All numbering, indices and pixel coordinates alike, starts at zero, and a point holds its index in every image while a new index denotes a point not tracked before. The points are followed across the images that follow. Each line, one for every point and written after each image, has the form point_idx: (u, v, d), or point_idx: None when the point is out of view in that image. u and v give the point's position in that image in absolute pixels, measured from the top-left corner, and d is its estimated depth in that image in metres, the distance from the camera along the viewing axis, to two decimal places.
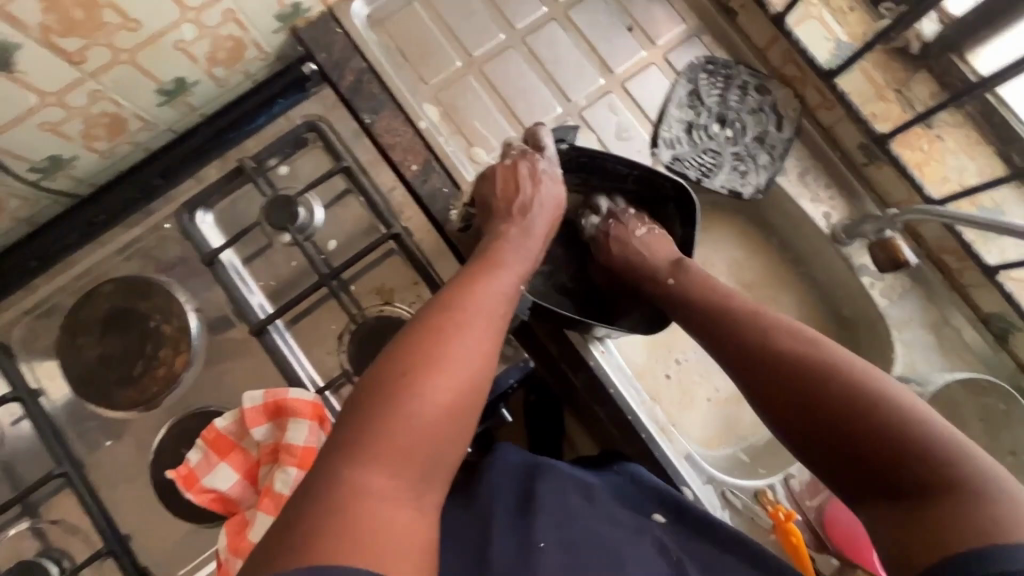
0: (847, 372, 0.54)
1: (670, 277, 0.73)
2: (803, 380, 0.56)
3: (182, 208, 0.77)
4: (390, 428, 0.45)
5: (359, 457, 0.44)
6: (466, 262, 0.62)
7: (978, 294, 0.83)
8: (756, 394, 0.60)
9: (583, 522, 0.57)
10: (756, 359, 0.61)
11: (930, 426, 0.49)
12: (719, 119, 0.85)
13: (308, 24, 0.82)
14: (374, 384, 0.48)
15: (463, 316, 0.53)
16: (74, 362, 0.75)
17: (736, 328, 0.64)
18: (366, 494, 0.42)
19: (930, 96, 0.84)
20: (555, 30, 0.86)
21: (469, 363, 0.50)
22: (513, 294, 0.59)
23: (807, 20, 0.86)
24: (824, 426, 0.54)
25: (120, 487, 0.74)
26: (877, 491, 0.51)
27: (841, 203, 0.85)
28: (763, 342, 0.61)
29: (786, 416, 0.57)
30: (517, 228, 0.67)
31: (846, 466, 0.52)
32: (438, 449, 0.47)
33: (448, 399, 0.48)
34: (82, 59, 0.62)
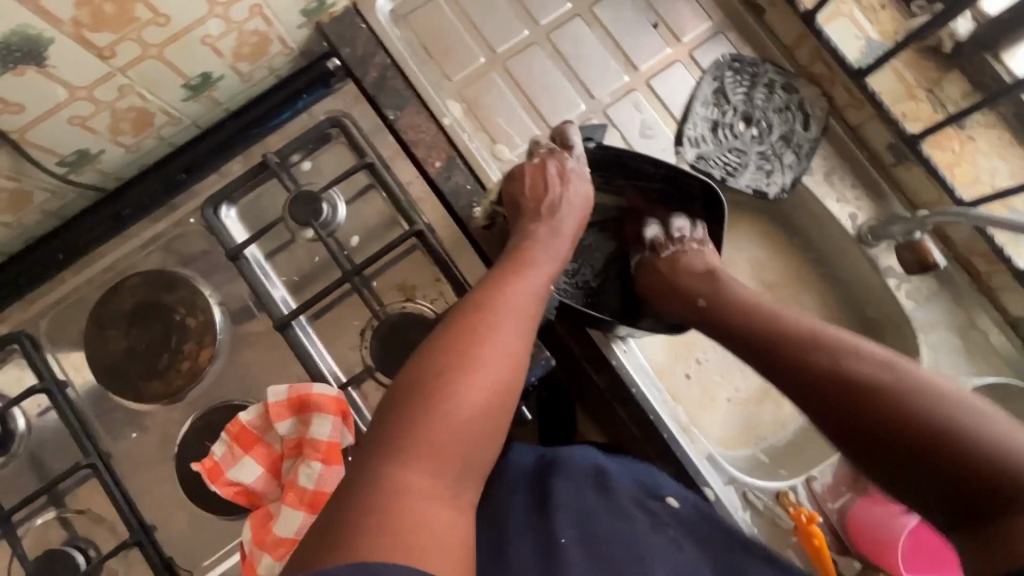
0: (903, 385, 0.55)
1: (701, 299, 0.73)
2: (856, 393, 0.57)
3: (206, 204, 0.76)
4: (431, 427, 0.46)
5: (398, 456, 0.44)
6: (495, 263, 0.62)
7: (1007, 298, 0.82)
8: (807, 407, 0.61)
9: (603, 517, 0.57)
10: (804, 372, 0.61)
11: (989, 435, 0.50)
12: (744, 118, 0.84)
13: (333, 19, 0.82)
14: (411, 384, 0.48)
15: (495, 317, 0.54)
16: (101, 354, 0.76)
17: (781, 340, 0.64)
18: (405, 491, 0.42)
19: (962, 96, 0.83)
20: (579, 26, 0.85)
21: (505, 364, 0.51)
22: (542, 294, 0.60)
23: (838, 17, 0.85)
24: (880, 439, 0.55)
25: (144, 479, 0.75)
26: (952, 504, 0.51)
27: (867, 204, 0.85)
28: (811, 355, 0.61)
29: (846, 429, 0.57)
30: (545, 227, 0.67)
31: (914, 479, 0.53)
32: (475, 447, 0.47)
33: (487, 399, 0.49)
34: (112, 54, 0.63)
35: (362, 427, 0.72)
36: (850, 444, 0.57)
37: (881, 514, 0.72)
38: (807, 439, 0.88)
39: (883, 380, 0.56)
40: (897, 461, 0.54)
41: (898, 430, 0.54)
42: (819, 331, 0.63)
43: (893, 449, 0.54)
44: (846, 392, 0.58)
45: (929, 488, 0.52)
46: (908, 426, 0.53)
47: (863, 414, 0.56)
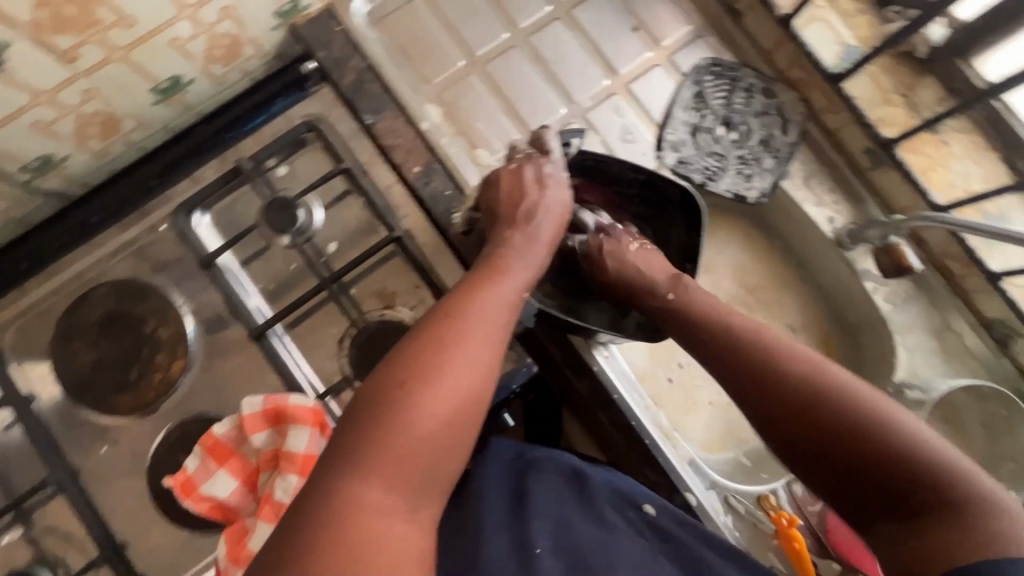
0: (847, 394, 0.53)
1: (670, 293, 0.70)
2: (796, 401, 0.55)
3: (179, 209, 0.76)
4: (392, 440, 0.44)
5: (357, 470, 0.43)
6: (469, 268, 0.60)
7: (982, 300, 0.83)
8: (751, 414, 0.58)
9: (578, 527, 0.57)
10: (748, 379, 0.59)
11: (924, 446, 0.50)
12: (724, 122, 0.85)
13: (308, 21, 0.80)
14: (373, 394, 0.47)
15: (464, 325, 0.52)
16: (69, 366, 0.74)
17: (732, 343, 0.61)
18: (359, 508, 0.42)
19: (937, 101, 0.83)
20: (559, 30, 0.85)
21: (475, 374, 0.49)
22: (516, 302, 0.59)
23: (814, 22, 0.85)
24: (819, 449, 0.53)
25: (116, 494, 0.72)
26: (884, 510, 0.50)
27: (845, 208, 0.85)
28: (758, 361, 0.59)
29: (784, 433, 0.55)
30: (521, 233, 0.66)
31: (849, 484, 0.52)
32: (436, 461, 0.46)
33: (453, 411, 0.47)
34: (75, 57, 0.60)
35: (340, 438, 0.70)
36: (789, 454, 0.55)
37: None
38: None
39: (825, 388, 0.54)
40: (834, 469, 0.52)
41: (838, 439, 0.52)
42: (767, 336, 0.61)
43: (831, 452, 0.53)
44: (788, 402, 0.55)
45: (863, 498, 0.51)
46: (845, 435, 0.52)
47: (802, 423, 0.54)
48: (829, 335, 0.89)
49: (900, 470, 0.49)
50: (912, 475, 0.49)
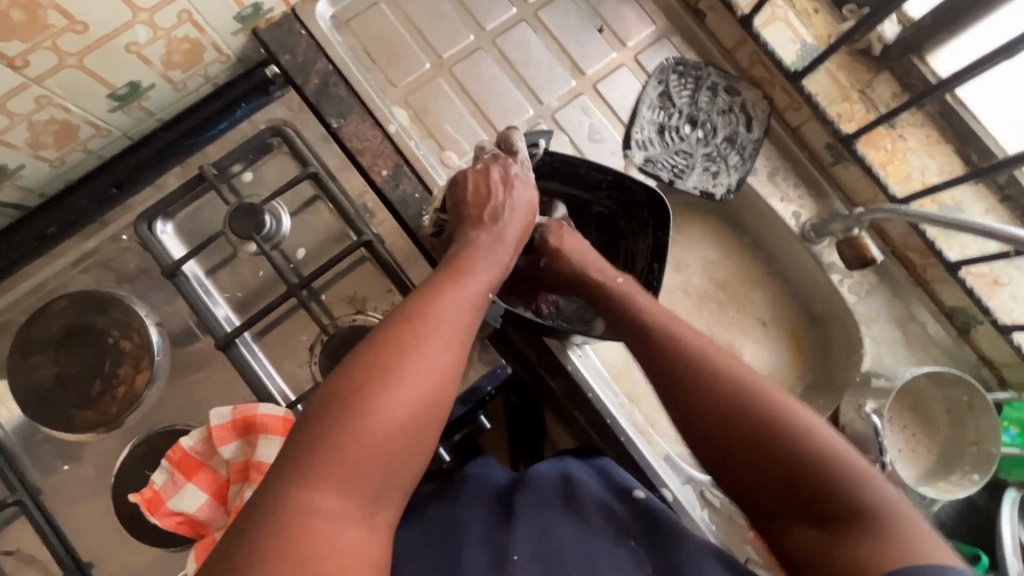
0: (768, 400, 0.53)
1: (620, 277, 0.71)
2: (720, 408, 0.54)
3: (139, 218, 0.72)
4: (344, 446, 0.44)
5: (308, 477, 0.42)
6: (433, 269, 0.60)
7: (942, 290, 0.85)
8: (675, 417, 0.58)
9: (559, 532, 0.56)
10: (674, 383, 0.58)
11: (838, 455, 0.49)
12: (690, 120, 0.86)
13: (271, 25, 0.79)
14: (330, 398, 0.46)
15: (425, 329, 0.51)
16: (28, 383, 0.71)
17: (660, 344, 0.61)
18: (314, 512, 0.41)
19: (892, 97, 0.86)
20: (524, 31, 0.85)
21: (430, 380, 0.49)
22: (479, 304, 0.58)
23: (773, 21, 0.87)
24: (742, 455, 0.53)
25: (81, 512, 0.70)
26: (797, 516, 0.50)
27: (810, 202, 0.87)
28: (682, 367, 0.58)
29: (705, 436, 0.55)
30: (488, 235, 0.65)
31: (765, 488, 0.51)
32: (391, 468, 0.46)
33: (408, 417, 0.47)
34: (25, 63, 0.58)
35: None
36: (717, 457, 0.54)
37: None
38: None
39: (746, 393, 0.54)
40: (756, 476, 0.52)
41: (759, 445, 0.52)
42: (697, 339, 0.60)
43: (748, 457, 0.52)
44: (712, 408, 0.55)
45: (782, 504, 0.50)
46: (766, 440, 0.51)
47: (726, 428, 0.54)
48: (798, 326, 0.91)
49: (813, 476, 0.49)
50: (834, 482, 0.48)
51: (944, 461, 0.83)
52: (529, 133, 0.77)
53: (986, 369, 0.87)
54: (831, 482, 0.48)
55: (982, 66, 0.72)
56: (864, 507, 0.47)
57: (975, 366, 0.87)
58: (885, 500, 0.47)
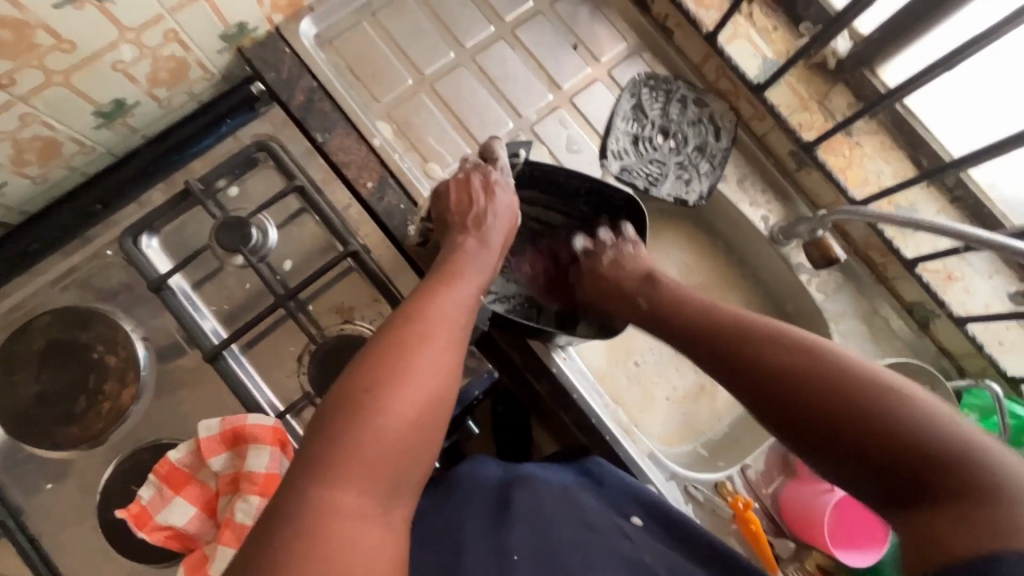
0: (855, 378, 0.53)
1: (643, 294, 0.76)
2: (802, 390, 0.56)
3: (124, 233, 0.73)
4: (360, 446, 0.45)
5: (324, 478, 0.44)
6: (425, 275, 0.62)
7: (901, 286, 0.90)
8: (759, 405, 0.59)
9: (558, 530, 0.58)
10: (752, 375, 0.61)
11: (943, 430, 0.48)
12: (662, 131, 0.90)
13: (255, 44, 0.81)
14: (340, 402, 0.47)
15: (425, 329, 0.53)
16: (9, 401, 0.70)
17: (738, 337, 0.64)
18: (333, 512, 0.42)
19: (847, 107, 0.92)
20: (503, 48, 0.89)
21: (435, 378, 0.51)
22: (472, 305, 0.61)
23: (737, 38, 0.92)
24: (829, 433, 0.53)
25: (65, 532, 0.69)
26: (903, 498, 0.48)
27: (777, 207, 0.92)
28: (762, 356, 0.60)
29: (792, 419, 0.56)
30: (474, 240, 0.68)
31: (864, 468, 0.50)
32: (404, 463, 0.47)
33: (419, 414, 0.48)
34: (11, 82, 0.59)
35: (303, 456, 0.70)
36: (808, 441, 0.54)
37: (808, 493, 0.77)
38: (742, 429, 0.92)
39: (832, 372, 0.55)
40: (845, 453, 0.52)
41: (847, 422, 0.52)
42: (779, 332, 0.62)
43: (839, 437, 0.52)
44: (794, 390, 0.56)
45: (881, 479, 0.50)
46: (858, 420, 0.51)
47: (808, 409, 0.55)
48: None
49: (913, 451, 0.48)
50: (937, 456, 0.47)
51: None
52: (510, 144, 0.80)
53: (946, 360, 0.92)
54: (933, 455, 0.47)
55: (919, 79, 0.79)
56: (984, 483, 0.44)
57: (935, 357, 0.92)
58: (1006, 475, 0.44)
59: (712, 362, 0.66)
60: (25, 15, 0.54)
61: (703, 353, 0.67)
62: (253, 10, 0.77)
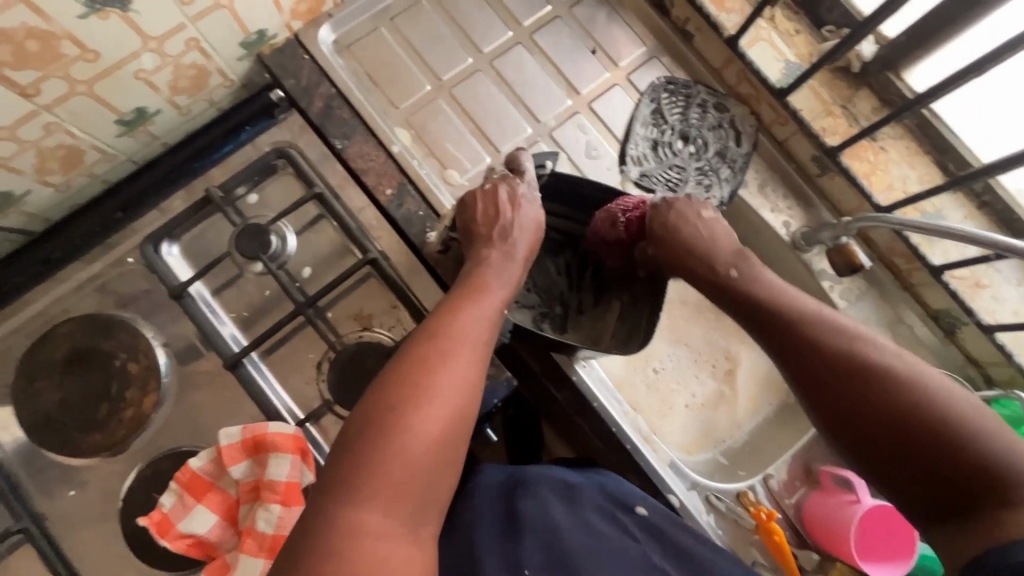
0: (924, 391, 0.53)
1: (732, 269, 0.71)
2: (888, 411, 0.53)
3: (145, 241, 0.73)
4: (382, 465, 0.46)
5: (353, 499, 0.45)
6: (449, 289, 0.63)
7: (926, 293, 0.89)
8: (804, 396, 0.59)
9: (568, 539, 0.58)
10: (803, 360, 0.60)
11: (978, 425, 0.50)
12: (682, 136, 0.89)
13: (274, 50, 0.81)
14: (370, 418, 0.49)
15: (449, 343, 0.55)
16: (33, 408, 0.71)
17: (789, 318, 0.63)
18: (360, 534, 0.43)
19: (871, 111, 0.91)
20: (521, 53, 0.88)
21: (460, 395, 0.52)
22: (495, 319, 0.61)
23: (758, 41, 0.91)
24: (864, 428, 0.54)
25: (88, 538, 0.69)
26: (946, 495, 0.50)
27: (798, 213, 0.91)
28: (850, 364, 0.57)
29: (837, 414, 0.56)
30: (499, 252, 0.68)
31: (904, 465, 0.52)
32: (431, 482, 0.48)
33: (441, 431, 0.49)
34: (36, 92, 0.59)
35: (323, 463, 0.70)
36: (848, 437, 0.56)
37: (833, 506, 0.76)
38: (763, 436, 0.92)
39: (912, 392, 0.53)
40: (910, 468, 0.52)
41: (877, 417, 0.54)
42: (833, 320, 0.61)
43: (880, 430, 0.53)
44: (837, 372, 0.57)
45: (934, 496, 0.50)
46: (898, 413, 0.53)
47: (874, 421, 0.54)
48: None
49: (960, 452, 0.49)
50: (971, 458, 0.49)
51: None
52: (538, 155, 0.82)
53: (972, 369, 0.91)
54: (977, 459, 0.49)
55: (968, 74, 0.75)
56: (1002, 484, 0.48)
57: (961, 365, 0.90)
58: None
59: (784, 358, 0.62)
60: (51, 26, 0.54)
61: (777, 344, 0.63)
62: (272, 17, 0.77)
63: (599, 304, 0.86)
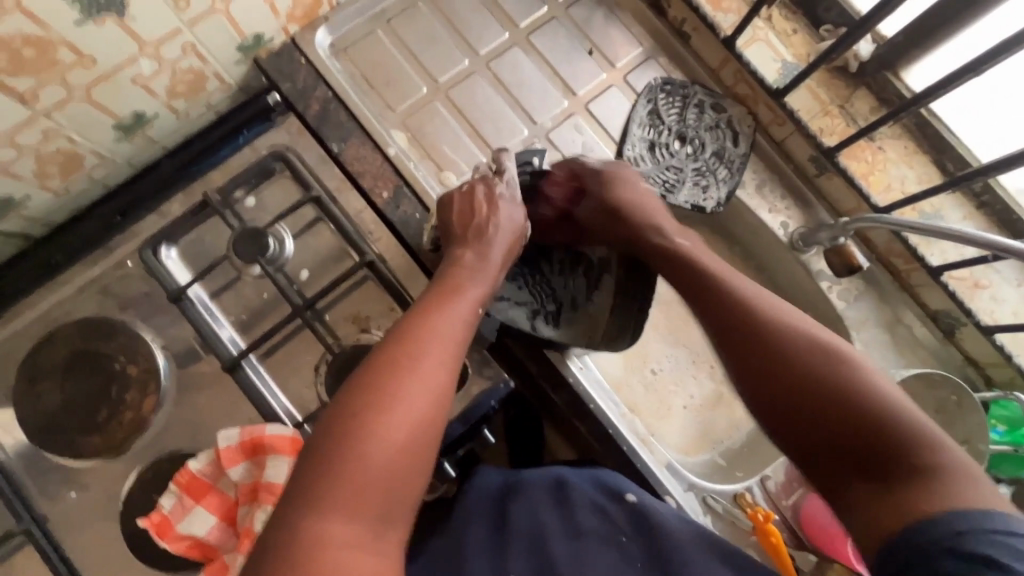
0: (846, 374, 0.55)
1: (681, 237, 0.73)
2: (795, 379, 0.57)
3: (144, 245, 0.74)
4: (346, 471, 0.47)
5: (316, 507, 0.45)
6: (422, 290, 0.63)
7: (925, 293, 0.89)
8: (737, 374, 0.61)
9: (551, 543, 0.59)
10: (740, 338, 0.62)
11: (892, 405, 0.52)
12: (679, 136, 0.89)
13: (271, 54, 0.82)
14: (333, 425, 0.49)
15: (418, 347, 0.55)
16: (34, 410, 0.72)
17: (730, 301, 0.64)
18: (323, 542, 0.44)
19: (870, 111, 0.91)
20: (517, 54, 0.88)
21: (425, 400, 0.52)
22: (469, 321, 0.61)
23: (755, 41, 0.91)
24: (791, 405, 0.57)
25: (89, 538, 0.70)
26: (862, 471, 0.52)
27: (796, 213, 0.91)
28: (767, 338, 0.60)
29: (768, 393, 0.58)
30: (471, 253, 0.68)
31: (825, 443, 0.54)
32: (395, 487, 0.48)
33: (411, 437, 0.50)
34: (34, 98, 0.60)
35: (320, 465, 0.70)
36: (778, 416, 0.58)
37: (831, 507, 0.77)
38: (760, 436, 0.91)
39: (835, 374, 0.55)
40: (828, 445, 0.54)
41: (801, 395, 0.56)
42: (768, 304, 0.63)
43: (802, 408, 0.56)
44: (766, 351, 0.60)
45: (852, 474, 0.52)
46: (820, 392, 0.55)
47: (799, 399, 0.56)
48: None
49: (875, 431, 0.51)
50: (883, 435, 0.51)
51: None
52: (524, 152, 0.82)
53: (972, 369, 0.90)
54: (890, 437, 0.51)
55: (971, 71, 0.73)
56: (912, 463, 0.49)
57: (961, 366, 0.90)
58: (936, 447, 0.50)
59: (711, 324, 0.65)
60: (47, 33, 0.55)
61: (715, 323, 0.65)
62: (269, 21, 0.77)
63: (594, 298, 0.80)
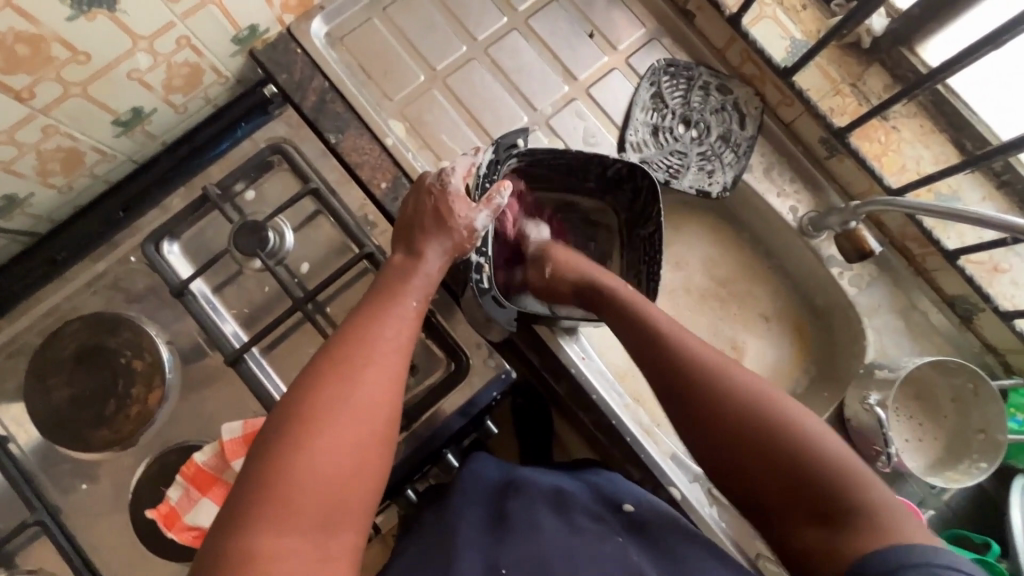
0: (779, 413, 0.54)
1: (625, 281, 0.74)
2: (732, 423, 0.55)
3: (146, 240, 0.74)
4: (282, 488, 0.46)
5: (253, 525, 0.45)
6: (364, 295, 0.61)
7: (943, 278, 0.85)
8: (673, 411, 0.60)
9: (548, 537, 0.57)
10: (674, 376, 0.60)
11: (820, 443, 0.52)
12: (683, 120, 0.86)
13: (267, 45, 0.81)
14: (269, 446, 0.48)
15: (356, 358, 0.54)
16: (45, 404, 0.73)
17: (661, 337, 0.63)
18: (264, 556, 0.43)
19: (883, 89, 0.87)
20: (516, 39, 0.86)
21: (365, 411, 0.51)
22: (411, 322, 0.60)
23: (762, 19, 0.88)
24: (729, 445, 0.55)
25: (100, 529, 0.72)
26: (802, 510, 0.52)
27: (807, 196, 0.88)
28: (699, 367, 0.59)
29: (706, 434, 0.57)
30: (402, 254, 0.66)
31: (766, 482, 0.53)
32: (341, 495, 0.48)
33: (343, 453, 0.49)
34: (31, 95, 0.60)
35: None
36: (718, 456, 0.56)
37: None
38: None
39: (769, 414, 0.55)
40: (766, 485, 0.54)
41: (740, 435, 0.55)
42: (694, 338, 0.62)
43: (739, 450, 0.55)
44: (702, 393, 0.58)
45: (793, 511, 0.52)
46: (757, 434, 0.54)
47: (737, 440, 0.55)
48: (802, 322, 0.93)
49: (811, 472, 0.51)
50: (821, 476, 0.51)
51: (952, 449, 0.85)
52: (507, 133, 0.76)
53: (990, 356, 0.88)
54: (829, 477, 0.51)
55: (998, 38, 0.69)
56: (848, 505, 0.49)
57: (978, 353, 0.88)
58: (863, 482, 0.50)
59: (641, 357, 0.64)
60: (39, 30, 0.55)
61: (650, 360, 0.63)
62: (263, 12, 0.77)
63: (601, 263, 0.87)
